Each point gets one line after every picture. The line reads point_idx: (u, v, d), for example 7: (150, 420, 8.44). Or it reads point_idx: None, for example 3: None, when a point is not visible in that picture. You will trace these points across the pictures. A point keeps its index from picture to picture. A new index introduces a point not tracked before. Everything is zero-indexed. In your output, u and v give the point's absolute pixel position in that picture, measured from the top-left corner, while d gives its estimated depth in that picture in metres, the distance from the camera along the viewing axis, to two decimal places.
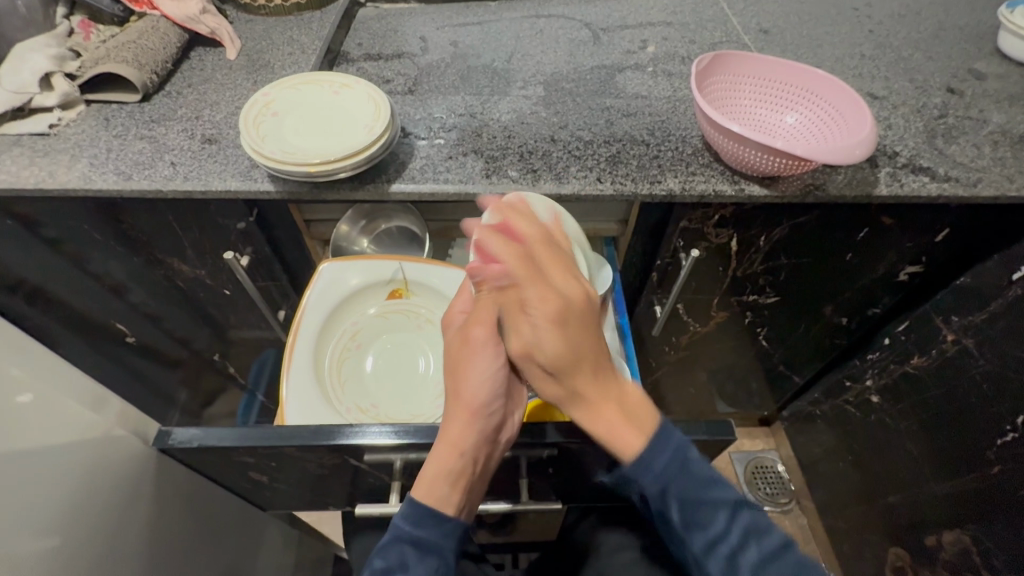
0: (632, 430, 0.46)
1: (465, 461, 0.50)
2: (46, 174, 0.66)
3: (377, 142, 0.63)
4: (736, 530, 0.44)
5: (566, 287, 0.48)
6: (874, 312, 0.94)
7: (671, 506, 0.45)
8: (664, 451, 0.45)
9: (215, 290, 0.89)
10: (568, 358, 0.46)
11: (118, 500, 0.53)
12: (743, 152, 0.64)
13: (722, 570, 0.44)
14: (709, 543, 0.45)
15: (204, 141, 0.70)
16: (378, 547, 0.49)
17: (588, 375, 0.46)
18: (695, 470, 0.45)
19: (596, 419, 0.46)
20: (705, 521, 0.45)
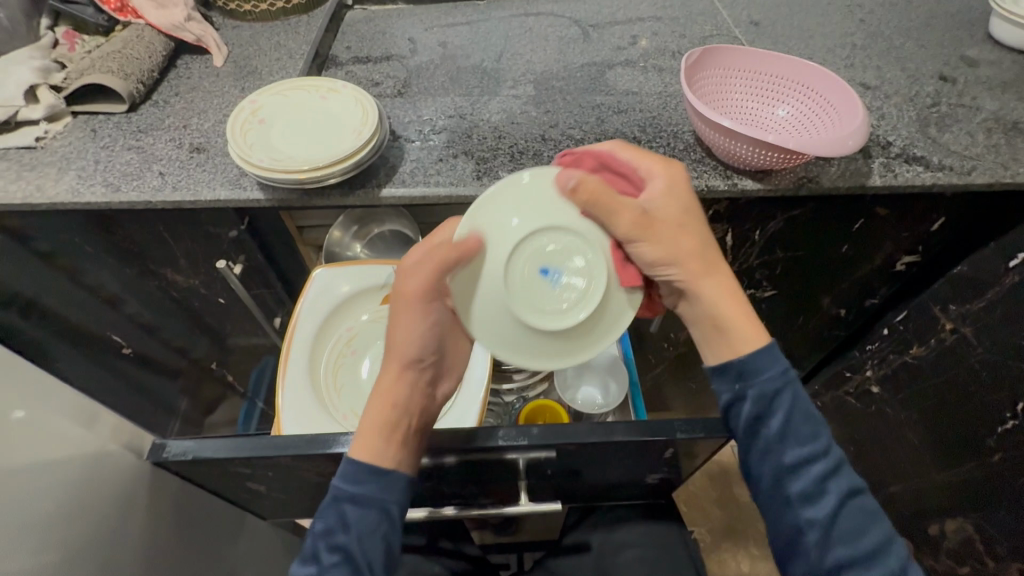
0: (747, 319, 0.53)
1: (386, 413, 0.53)
2: (34, 187, 0.65)
3: (365, 146, 0.63)
4: (831, 459, 0.48)
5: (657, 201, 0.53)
6: (871, 303, 0.94)
7: (776, 409, 0.49)
8: (772, 366, 0.50)
9: (211, 299, 0.88)
10: (677, 252, 0.52)
11: (110, 515, 0.53)
12: (734, 146, 0.63)
13: (803, 488, 0.47)
14: (798, 457, 0.48)
15: (193, 150, 0.70)
16: (319, 509, 0.50)
17: (698, 263, 0.53)
18: (801, 395, 0.50)
19: (719, 295, 0.53)
20: (802, 436, 0.48)
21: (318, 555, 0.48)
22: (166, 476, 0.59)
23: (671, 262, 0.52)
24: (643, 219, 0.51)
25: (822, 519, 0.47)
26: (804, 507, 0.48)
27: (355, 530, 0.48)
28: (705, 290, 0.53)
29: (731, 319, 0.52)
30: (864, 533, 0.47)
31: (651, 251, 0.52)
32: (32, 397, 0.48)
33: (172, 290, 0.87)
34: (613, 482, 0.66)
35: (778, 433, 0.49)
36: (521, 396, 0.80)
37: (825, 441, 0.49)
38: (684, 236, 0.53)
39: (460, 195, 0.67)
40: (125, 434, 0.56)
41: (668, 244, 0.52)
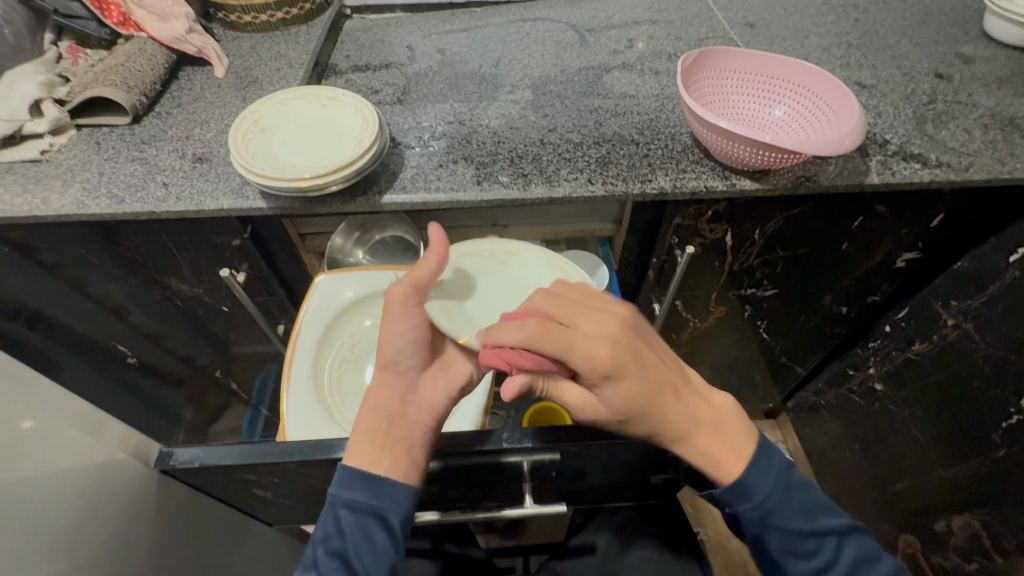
0: (733, 451, 0.51)
1: (383, 418, 0.54)
2: (40, 200, 0.66)
3: (366, 153, 0.64)
4: (841, 558, 0.50)
5: (593, 333, 0.48)
6: (873, 300, 0.94)
7: (773, 532, 0.50)
8: (765, 480, 0.50)
9: (214, 307, 0.89)
10: (641, 400, 0.48)
11: (118, 523, 0.53)
12: (732, 147, 0.64)
13: None
14: (814, 566, 0.50)
15: (195, 160, 0.70)
16: (319, 518, 0.52)
17: (673, 398, 0.50)
18: (797, 501, 0.50)
19: (688, 429, 0.50)
20: (806, 550, 0.50)
21: (316, 563, 0.49)
22: (172, 485, 0.59)
23: (636, 411, 0.48)
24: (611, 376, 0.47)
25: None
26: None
27: (349, 537, 0.49)
28: (686, 438, 0.50)
29: (706, 448, 0.50)
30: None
31: (613, 398, 0.47)
32: (38, 406, 0.48)
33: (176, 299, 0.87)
34: (618, 483, 0.66)
35: (786, 551, 0.51)
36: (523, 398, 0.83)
37: (830, 544, 0.50)
38: (642, 377, 0.48)
39: (461, 201, 0.67)
40: (133, 443, 0.57)
41: (636, 394, 0.48)
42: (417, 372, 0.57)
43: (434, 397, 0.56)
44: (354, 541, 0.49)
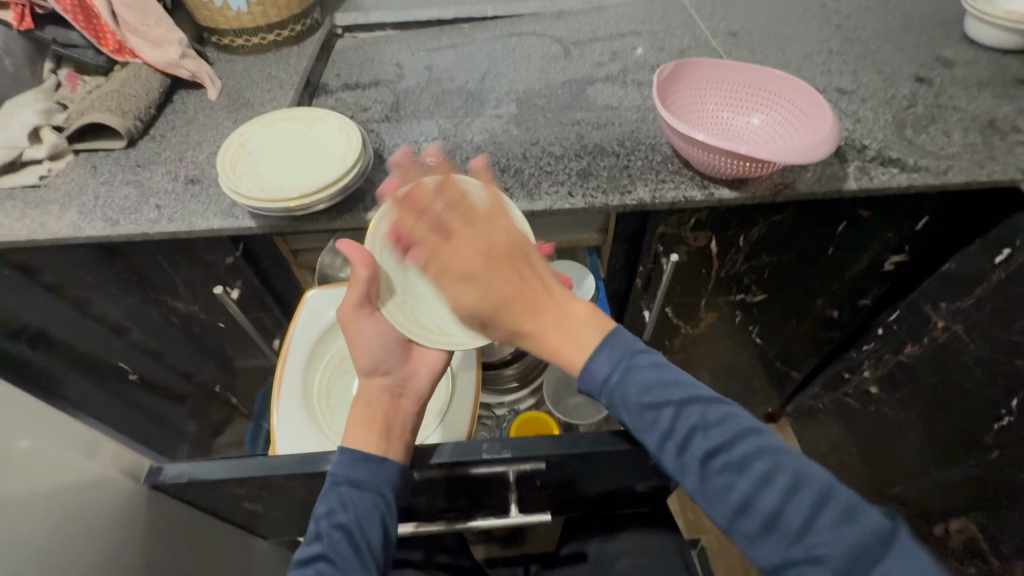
0: (581, 343, 0.48)
1: (377, 410, 0.57)
2: (38, 225, 0.68)
3: (349, 172, 0.65)
4: (681, 423, 0.44)
5: (462, 246, 0.54)
6: (863, 303, 0.94)
7: (618, 407, 0.47)
8: (609, 352, 0.48)
9: (212, 323, 0.91)
10: (494, 294, 0.51)
11: (111, 538, 0.54)
12: (708, 157, 0.65)
13: (676, 461, 0.45)
14: (658, 437, 0.45)
15: (188, 181, 0.72)
16: (320, 498, 0.52)
17: (525, 306, 0.50)
18: (638, 371, 0.47)
19: (540, 326, 0.49)
20: (646, 420, 0.46)
21: (321, 536, 0.50)
22: (163, 501, 0.61)
23: (486, 311, 0.51)
24: (482, 254, 0.53)
25: (697, 485, 0.44)
26: (682, 479, 0.45)
27: (353, 509, 0.51)
28: (528, 332, 0.50)
29: (557, 353, 0.49)
30: (738, 480, 0.42)
31: (465, 300, 0.53)
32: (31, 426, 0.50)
33: (173, 316, 0.89)
34: (604, 491, 0.66)
35: (633, 427, 0.47)
36: (513, 409, 0.81)
37: (669, 411, 0.45)
38: (499, 273, 0.51)
39: None
40: (126, 460, 0.58)
41: (488, 287, 0.51)
42: (400, 367, 0.60)
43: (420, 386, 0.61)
44: (350, 507, 0.51)
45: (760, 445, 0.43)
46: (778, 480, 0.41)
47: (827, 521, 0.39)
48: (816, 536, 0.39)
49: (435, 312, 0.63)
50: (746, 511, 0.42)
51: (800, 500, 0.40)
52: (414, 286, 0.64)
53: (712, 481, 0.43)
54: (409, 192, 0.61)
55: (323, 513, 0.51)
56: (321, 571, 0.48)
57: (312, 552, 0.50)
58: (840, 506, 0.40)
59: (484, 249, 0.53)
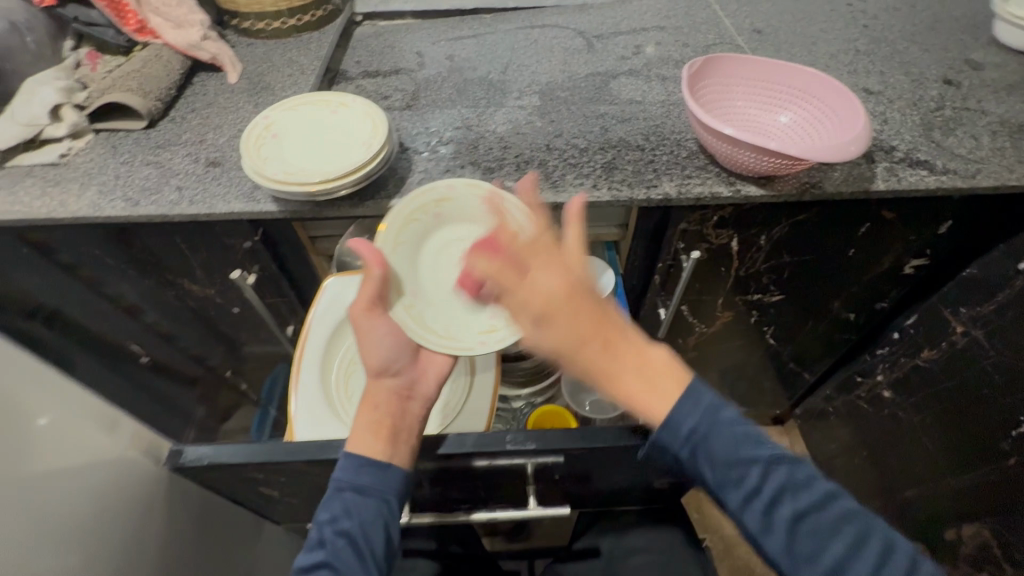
0: (658, 394, 0.48)
1: (383, 414, 0.56)
2: (58, 203, 0.68)
3: (373, 158, 0.65)
4: (773, 484, 0.45)
5: (546, 282, 0.47)
6: (880, 306, 0.94)
7: (701, 463, 0.47)
8: (692, 413, 0.47)
9: (225, 309, 0.91)
10: (576, 342, 0.47)
11: (129, 518, 0.55)
12: (736, 153, 0.64)
13: (760, 522, 0.45)
14: (745, 497, 0.46)
15: (209, 164, 0.72)
16: (323, 501, 0.53)
17: (601, 352, 0.47)
18: (724, 428, 0.47)
19: (614, 381, 0.47)
20: (734, 478, 0.46)
21: (324, 542, 0.50)
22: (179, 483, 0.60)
23: (567, 354, 0.47)
24: (564, 294, 0.47)
25: (784, 548, 0.45)
26: (764, 538, 0.46)
27: (356, 518, 0.51)
28: (608, 385, 0.48)
29: (637, 400, 0.48)
30: (830, 546, 0.44)
31: (546, 338, 0.47)
32: (54, 404, 0.51)
33: (187, 301, 0.89)
34: (622, 487, 0.66)
35: (717, 481, 0.47)
36: (530, 402, 0.80)
37: (758, 470, 0.46)
38: (582, 316, 0.47)
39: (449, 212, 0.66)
40: (145, 441, 0.58)
41: (568, 332, 0.46)
42: (411, 368, 0.60)
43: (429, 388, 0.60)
44: (354, 513, 0.51)
45: (845, 512, 0.45)
46: (867, 546, 0.43)
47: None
48: None
49: (443, 316, 0.61)
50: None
51: (892, 567, 0.43)
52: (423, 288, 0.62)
53: (799, 545, 0.44)
54: (423, 193, 0.62)
55: (326, 519, 0.51)
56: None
57: (315, 558, 0.50)
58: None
59: (566, 290, 0.47)
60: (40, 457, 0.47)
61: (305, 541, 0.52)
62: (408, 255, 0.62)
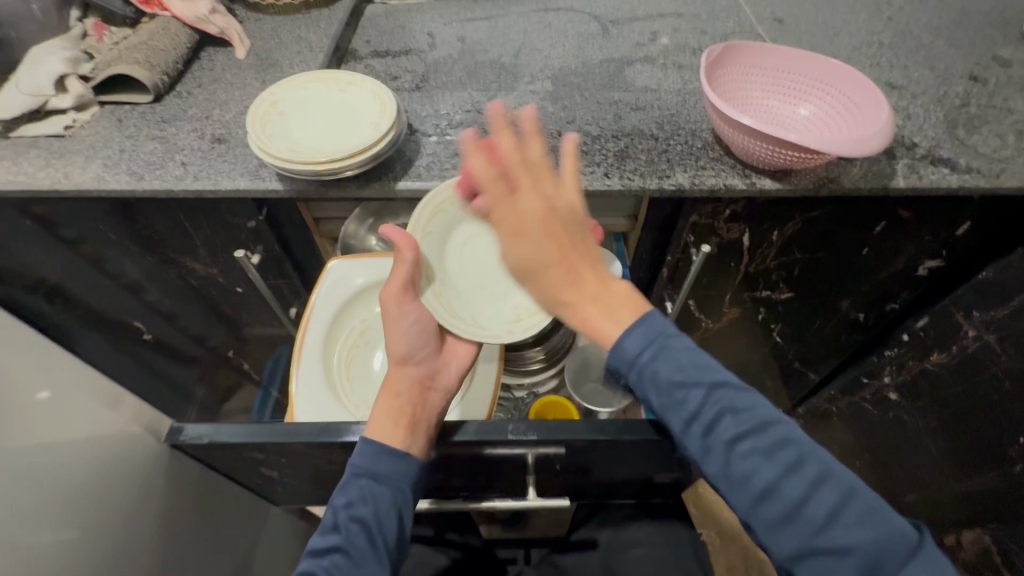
0: (613, 319, 0.48)
1: (405, 401, 0.56)
2: (61, 175, 0.67)
3: (382, 139, 0.63)
4: (713, 405, 0.46)
5: (528, 196, 0.49)
6: (891, 307, 0.92)
7: (649, 384, 0.48)
8: (640, 333, 0.48)
9: (229, 288, 0.90)
10: (545, 259, 0.48)
11: (129, 492, 0.55)
12: (753, 145, 0.63)
13: (699, 442, 0.46)
14: (685, 418, 0.47)
15: (214, 140, 0.71)
16: (339, 486, 0.52)
17: (566, 276, 0.49)
18: (669, 350, 0.48)
19: (573, 300, 0.48)
20: (678, 397, 0.47)
21: (339, 526, 0.49)
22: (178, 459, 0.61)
23: (529, 270, 0.49)
24: (542, 214, 0.49)
25: (720, 470, 0.45)
26: (704, 461, 0.47)
27: (373, 504, 0.50)
28: (567, 305, 0.49)
29: (594, 325, 0.49)
30: (765, 470, 0.44)
31: (512, 260, 0.49)
32: (55, 378, 0.50)
33: (191, 278, 0.88)
34: (621, 480, 0.65)
35: (659, 404, 0.48)
36: (532, 392, 0.80)
37: (702, 391, 0.47)
38: (553, 236, 0.49)
39: None
40: (145, 417, 0.58)
41: (535, 251, 0.48)
42: (433, 359, 0.60)
43: (449, 378, 0.60)
44: (370, 499, 0.50)
45: (786, 438, 0.45)
46: (804, 471, 0.44)
47: (848, 518, 0.42)
48: (835, 524, 0.42)
49: (469, 304, 0.64)
50: (764, 497, 0.44)
51: (823, 493, 0.43)
52: (447, 278, 0.64)
53: (737, 466, 0.45)
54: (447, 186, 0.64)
55: (342, 504, 0.50)
56: (336, 564, 0.48)
57: (328, 543, 0.49)
58: (864, 502, 0.43)
59: (547, 213, 0.49)
60: (39, 431, 0.47)
61: (317, 526, 0.51)
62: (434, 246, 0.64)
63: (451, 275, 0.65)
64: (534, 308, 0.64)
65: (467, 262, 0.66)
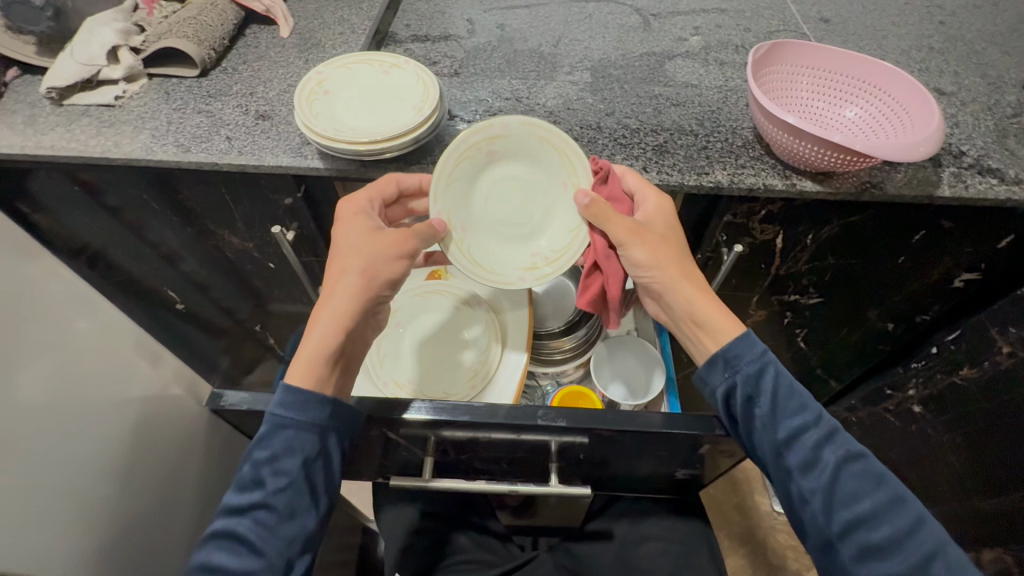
0: (725, 317, 0.55)
1: (347, 345, 0.56)
2: (112, 143, 0.69)
3: (425, 122, 0.64)
4: (823, 427, 0.49)
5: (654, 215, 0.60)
6: (922, 319, 0.90)
7: (762, 390, 0.51)
8: (750, 349, 0.53)
9: (262, 262, 0.92)
10: (668, 254, 0.58)
11: (169, 447, 0.58)
12: (797, 145, 0.62)
13: (804, 457, 0.48)
14: (794, 432, 0.49)
15: (258, 117, 0.72)
16: (257, 439, 0.50)
17: (684, 274, 0.58)
18: (784, 371, 0.52)
19: (690, 294, 0.57)
20: (792, 411, 0.50)
21: (262, 482, 0.49)
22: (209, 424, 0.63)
23: (660, 266, 0.58)
24: (647, 228, 0.59)
25: (823, 487, 0.48)
26: (803, 478, 0.49)
27: (298, 455, 0.50)
28: (681, 294, 0.57)
29: (706, 319, 0.56)
30: (867, 493, 0.47)
31: (641, 255, 0.58)
32: (112, 337, 0.54)
33: (225, 252, 0.90)
34: (643, 473, 0.66)
35: (770, 414, 0.50)
36: (555, 381, 0.80)
37: (815, 411, 0.50)
38: (667, 245, 0.59)
39: None
40: (185, 380, 0.62)
41: (659, 251, 0.58)
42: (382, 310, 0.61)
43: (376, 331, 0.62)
44: (292, 452, 0.50)
45: (886, 470, 0.48)
46: (903, 510, 0.47)
47: (942, 558, 0.45)
48: (930, 567, 0.44)
49: (490, 250, 0.65)
50: (860, 525, 0.46)
51: (918, 534, 0.46)
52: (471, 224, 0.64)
53: (839, 488, 0.47)
54: (476, 130, 0.60)
55: (263, 458, 0.49)
56: (261, 520, 0.48)
57: (251, 499, 0.49)
58: (952, 552, 0.45)
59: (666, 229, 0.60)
60: (96, 386, 0.50)
61: (234, 480, 0.50)
62: (461, 190, 0.63)
63: (476, 217, 0.65)
64: (551, 256, 0.65)
65: (496, 205, 0.65)
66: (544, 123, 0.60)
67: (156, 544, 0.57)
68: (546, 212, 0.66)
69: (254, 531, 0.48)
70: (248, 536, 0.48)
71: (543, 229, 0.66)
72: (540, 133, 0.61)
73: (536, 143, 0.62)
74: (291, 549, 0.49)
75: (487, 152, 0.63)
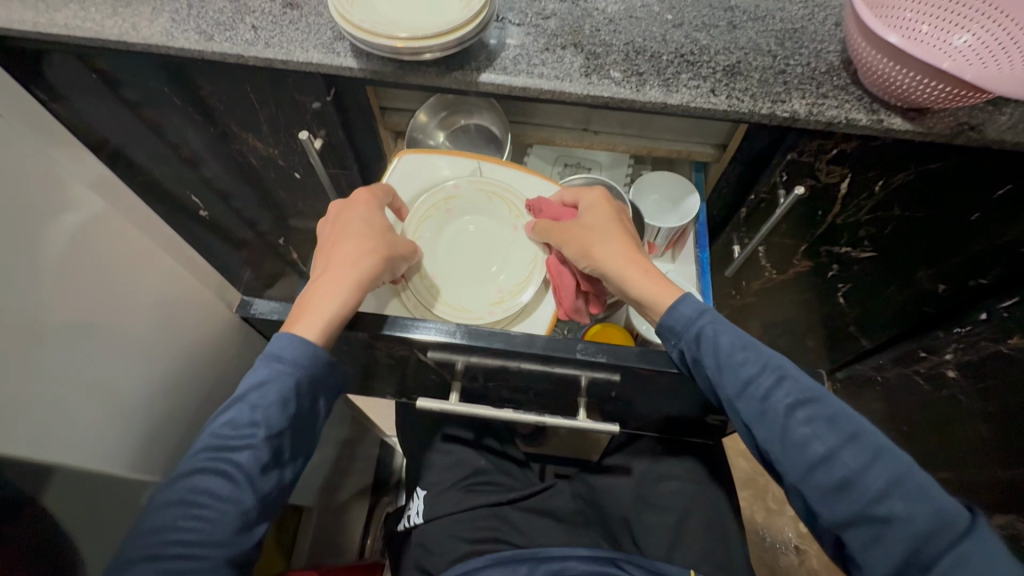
0: (664, 287, 0.56)
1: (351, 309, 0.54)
2: (129, 26, 0.63)
3: (473, 21, 0.57)
4: (769, 374, 0.49)
5: (592, 211, 0.64)
6: (977, 282, 0.80)
7: (704, 349, 0.50)
8: (690, 306, 0.53)
9: (287, 171, 0.89)
10: (612, 237, 0.60)
11: (196, 345, 0.59)
12: (894, 72, 0.54)
13: (754, 408, 0.48)
14: (741, 384, 0.49)
15: (285, 5, 0.65)
16: (254, 383, 0.50)
17: (630, 252, 0.59)
18: (724, 321, 0.52)
19: (622, 271, 0.58)
20: (736, 362, 0.49)
21: (254, 427, 0.49)
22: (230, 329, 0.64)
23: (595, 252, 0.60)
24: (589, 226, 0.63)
25: (776, 435, 0.47)
26: (757, 428, 0.48)
27: (291, 408, 0.50)
28: (616, 270, 0.58)
29: (647, 296, 0.56)
30: (819, 437, 0.46)
31: (574, 251, 0.62)
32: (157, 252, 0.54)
33: (251, 158, 0.87)
34: (670, 415, 0.65)
35: (717, 370, 0.50)
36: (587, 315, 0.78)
37: (760, 359, 0.50)
38: (612, 232, 0.61)
39: (565, 91, 0.61)
40: (218, 286, 0.63)
41: (605, 235, 0.61)
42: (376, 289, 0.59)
43: None
44: (287, 402, 0.50)
45: (840, 409, 0.47)
46: (860, 442, 0.45)
47: (903, 493, 0.43)
48: (894, 496, 0.43)
49: (459, 292, 0.68)
50: (821, 465, 0.46)
51: (878, 467, 0.44)
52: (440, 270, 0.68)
53: (792, 433, 0.47)
54: (431, 193, 0.69)
55: (259, 402, 0.49)
56: (244, 465, 0.48)
57: (240, 441, 0.48)
58: (918, 478, 0.44)
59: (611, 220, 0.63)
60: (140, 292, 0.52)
61: (223, 419, 0.49)
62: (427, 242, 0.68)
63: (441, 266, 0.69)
64: (514, 289, 0.67)
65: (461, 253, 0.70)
66: (489, 177, 0.70)
67: (185, 439, 0.59)
68: (504, 250, 0.70)
69: (238, 473, 0.48)
70: (233, 477, 0.48)
71: (502, 264, 0.69)
72: (488, 189, 0.70)
73: (487, 198, 0.70)
74: (263, 497, 0.50)
75: (446, 210, 0.70)
